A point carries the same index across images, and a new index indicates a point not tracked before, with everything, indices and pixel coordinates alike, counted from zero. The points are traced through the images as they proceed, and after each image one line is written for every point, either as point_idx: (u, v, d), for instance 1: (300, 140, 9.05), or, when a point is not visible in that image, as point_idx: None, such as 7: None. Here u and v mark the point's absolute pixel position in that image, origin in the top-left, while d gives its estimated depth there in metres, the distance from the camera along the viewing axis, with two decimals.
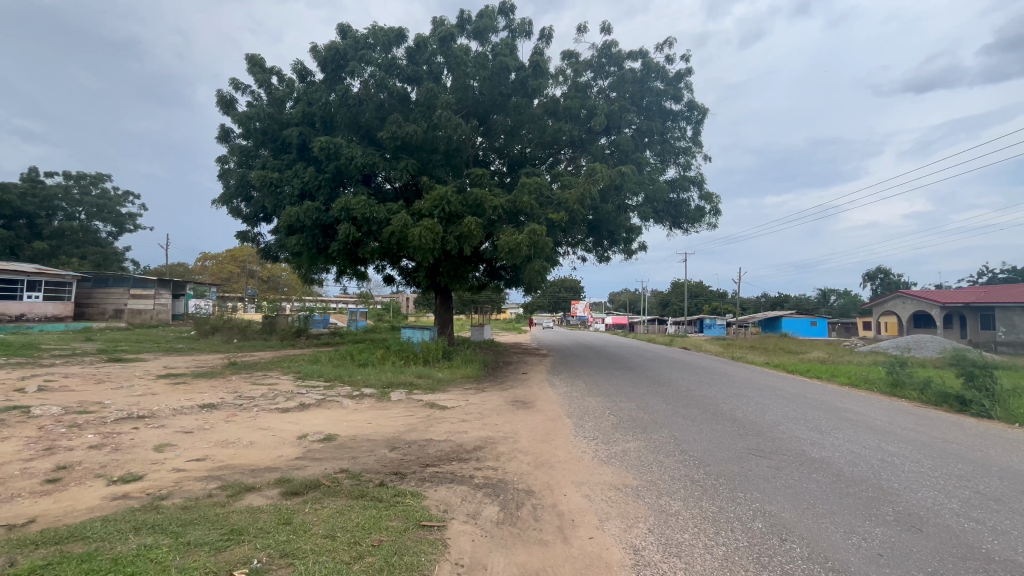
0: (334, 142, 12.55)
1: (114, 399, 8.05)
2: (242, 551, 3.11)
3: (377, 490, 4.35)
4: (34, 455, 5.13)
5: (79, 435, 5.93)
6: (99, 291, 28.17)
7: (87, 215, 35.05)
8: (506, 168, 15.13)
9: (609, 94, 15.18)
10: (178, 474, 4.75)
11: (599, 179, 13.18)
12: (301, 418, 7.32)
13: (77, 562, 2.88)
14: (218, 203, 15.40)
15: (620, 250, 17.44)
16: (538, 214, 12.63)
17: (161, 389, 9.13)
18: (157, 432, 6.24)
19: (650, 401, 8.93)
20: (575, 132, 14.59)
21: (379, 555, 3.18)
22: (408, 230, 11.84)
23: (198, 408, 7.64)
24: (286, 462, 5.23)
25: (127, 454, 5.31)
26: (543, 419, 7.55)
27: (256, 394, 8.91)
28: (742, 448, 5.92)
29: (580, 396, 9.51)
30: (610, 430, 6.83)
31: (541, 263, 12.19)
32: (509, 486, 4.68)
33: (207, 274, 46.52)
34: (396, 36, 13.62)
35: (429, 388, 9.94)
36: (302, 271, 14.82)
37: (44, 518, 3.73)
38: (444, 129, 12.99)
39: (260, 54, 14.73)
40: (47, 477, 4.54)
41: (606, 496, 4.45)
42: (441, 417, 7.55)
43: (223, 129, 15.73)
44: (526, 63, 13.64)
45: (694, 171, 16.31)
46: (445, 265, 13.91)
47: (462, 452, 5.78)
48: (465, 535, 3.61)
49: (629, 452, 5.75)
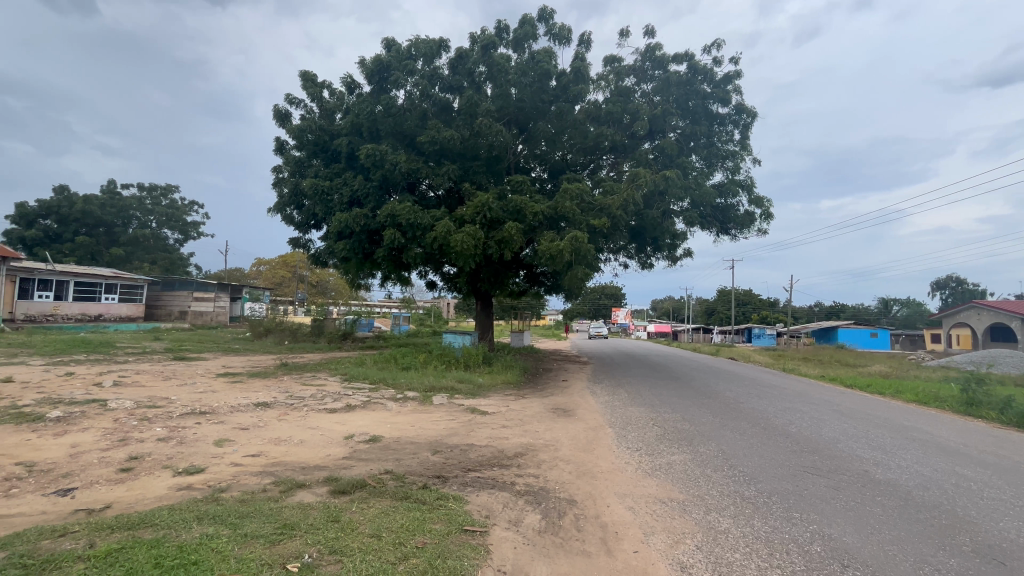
0: (380, 150, 12.94)
1: (179, 395, 8.62)
2: (295, 546, 3.24)
3: (420, 493, 4.42)
4: (111, 445, 5.55)
5: (149, 428, 6.37)
6: (167, 294, 30.35)
7: (157, 223, 37.87)
8: (547, 175, 15.16)
9: (653, 98, 14.93)
10: (236, 469, 5.01)
11: (642, 184, 13.00)
12: (348, 418, 7.56)
13: (147, 547, 3.08)
14: (273, 212, 16.27)
15: (664, 256, 17.00)
16: (580, 220, 12.47)
17: (220, 387, 9.69)
18: (216, 427, 6.62)
19: (696, 413, 8.61)
20: (619, 138, 14.43)
21: (424, 558, 3.23)
22: (450, 236, 12.03)
23: (254, 406, 8.04)
24: (334, 461, 5.41)
25: (191, 447, 5.65)
26: (584, 427, 7.45)
27: (307, 394, 9.28)
28: (796, 465, 5.63)
29: (622, 405, 9.32)
30: (655, 441, 6.65)
31: (582, 269, 12.08)
32: (551, 495, 4.63)
33: (262, 279, 49.32)
34: (437, 47, 13.92)
35: (470, 394, 10.02)
36: (349, 277, 15.39)
37: (119, 505, 4.03)
38: (486, 137, 13.16)
39: (312, 69, 15.47)
40: (122, 466, 4.91)
41: (651, 509, 4.33)
42: (482, 422, 7.58)
43: (278, 142, 16.60)
44: (567, 69, 13.70)
45: (743, 175, 15.72)
46: (486, 271, 14.12)
47: (503, 458, 5.79)
48: (507, 542, 3.61)
49: (674, 465, 5.57)
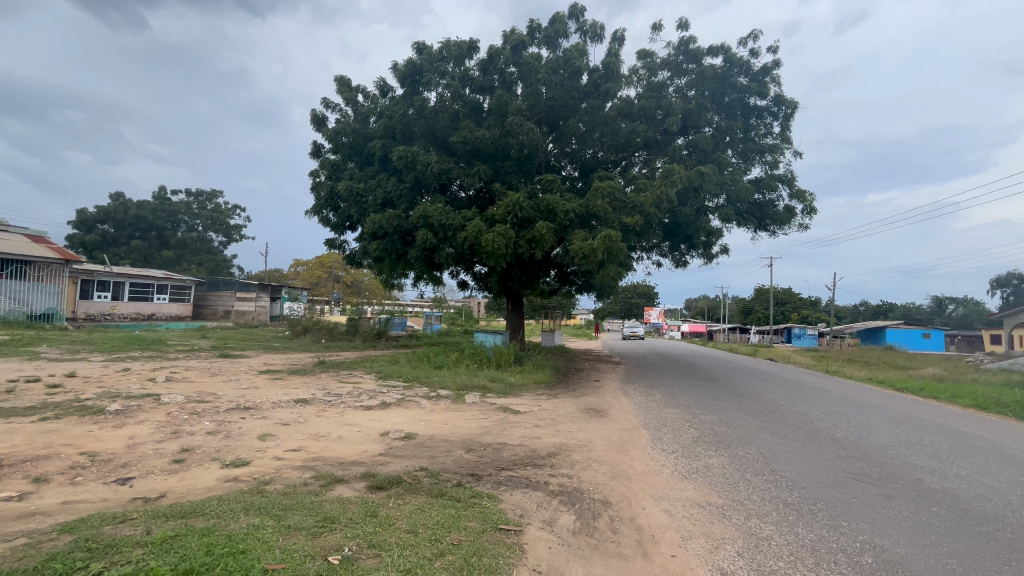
0: (413, 152, 13.13)
1: (225, 391, 9.02)
2: (335, 539, 3.34)
3: (455, 490, 4.47)
4: (164, 438, 5.87)
5: (198, 422, 6.70)
6: (212, 294, 31.79)
7: (203, 227, 39.73)
8: (578, 173, 15.04)
9: (687, 93, 14.59)
10: (279, 463, 5.20)
11: (675, 181, 12.73)
12: (384, 415, 7.73)
13: (198, 536, 3.23)
14: (310, 214, 16.79)
15: (699, 253, 16.58)
16: (611, 218, 12.33)
17: (263, 384, 10.09)
18: (260, 422, 6.89)
19: (734, 415, 8.35)
20: (651, 134, 14.16)
21: (459, 555, 3.27)
22: (482, 236, 12.11)
23: (294, 402, 8.33)
24: (370, 457, 5.54)
25: (237, 441, 5.91)
26: (618, 428, 7.36)
27: (344, 391, 9.54)
28: (843, 472, 5.39)
29: (657, 406, 9.14)
30: (691, 444, 6.50)
31: (615, 268, 11.92)
32: (585, 496, 4.59)
33: (300, 279, 50.99)
34: (468, 48, 14.03)
35: (502, 393, 10.07)
36: (383, 277, 15.70)
37: (172, 494, 4.24)
38: (517, 136, 13.19)
39: (347, 74, 15.87)
40: (174, 458, 5.17)
41: (688, 513, 4.23)
42: (514, 422, 7.59)
43: (315, 146, 17.12)
44: (598, 65, 13.57)
45: (783, 170, 15.16)
46: (517, 270, 14.14)
47: (536, 457, 5.78)
48: (542, 542, 3.60)
49: (712, 469, 5.42)
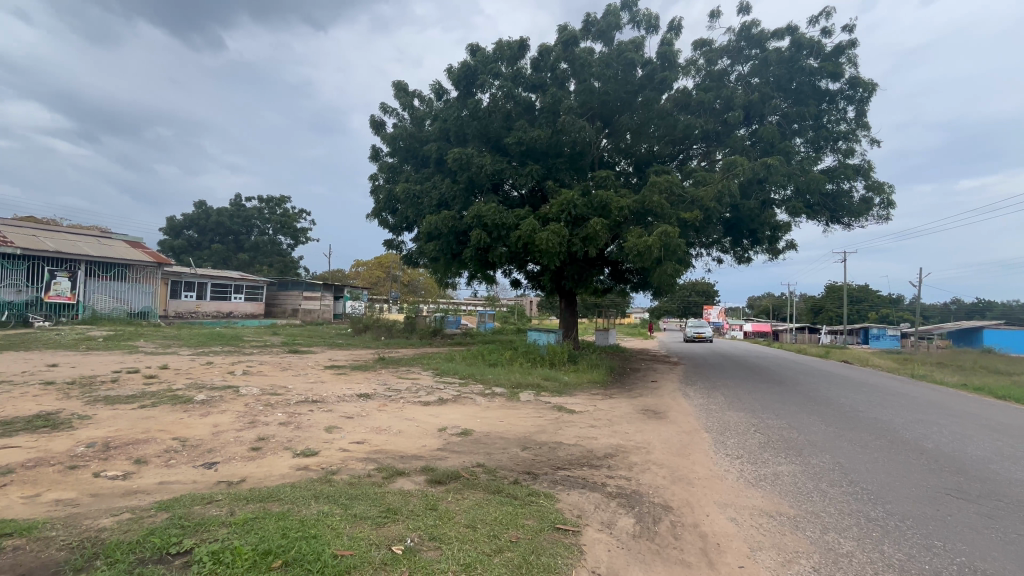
0: (467, 153, 13.34)
1: (295, 384, 9.61)
2: (398, 529, 3.45)
3: (512, 488, 4.50)
4: (243, 427, 6.34)
5: (272, 413, 7.18)
6: (282, 294, 33.96)
7: (274, 230, 42.21)
8: (633, 169, 14.69)
9: (751, 80, 13.85)
10: (344, 454, 5.47)
11: (738, 174, 12.12)
12: (441, 411, 7.92)
13: (275, 519, 3.46)
14: (370, 216, 17.48)
15: (763, 249, 15.69)
16: (669, 214, 11.97)
17: (328, 378, 10.66)
18: (326, 415, 7.28)
19: (805, 421, 7.83)
20: (710, 126, 13.55)
21: (518, 552, 3.28)
22: (535, 234, 12.10)
23: (357, 396, 8.72)
24: (430, 452, 5.70)
25: (306, 432, 6.27)
26: (678, 431, 7.11)
27: (403, 387, 9.87)
28: (934, 487, 4.91)
29: (718, 409, 8.75)
30: (758, 449, 6.16)
31: (673, 265, 11.52)
32: (645, 499, 4.48)
33: (361, 279, 53.37)
34: (521, 47, 14.04)
35: (556, 391, 10.03)
36: (439, 276, 16.09)
37: (251, 479, 4.58)
38: (569, 133, 13.08)
39: (404, 79, 16.38)
40: (252, 445, 5.57)
41: (757, 522, 4.02)
42: (570, 421, 7.54)
43: (374, 150, 17.82)
44: (653, 57, 13.20)
45: (859, 158, 14.02)
46: (571, 268, 14.03)
47: (593, 458, 5.71)
48: (601, 544, 3.55)
49: (781, 477, 5.11)
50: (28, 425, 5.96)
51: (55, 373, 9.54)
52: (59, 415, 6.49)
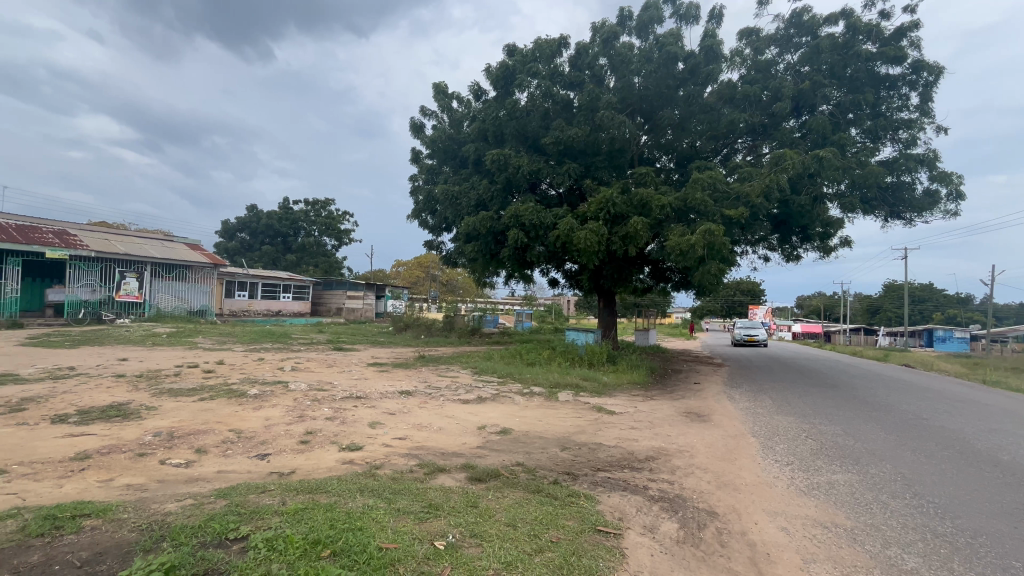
0: (504, 154, 13.39)
1: (340, 381, 9.95)
2: (441, 525, 3.51)
3: (551, 488, 4.49)
4: (292, 420, 6.63)
5: (319, 408, 7.47)
6: (327, 293, 35.23)
7: (319, 232, 43.68)
8: (674, 165, 14.35)
9: (801, 69, 13.23)
10: (387, 449, 5.61)
11: (787, 168, 11.57)
12: (480, 409, 8.00)
13: (324, 510, 3.59)
14: (410, 217, 17.84)
15: (814, 246, 14.93)
16: (713, 212, 11.59)
17: (371, 375, 10.98)
18: (370, 411, 7.50)
19: (862, 428, 7.39)
20: (757, 119, 13.01)
21: (559, 552, 3.27)
22: (573, 233, 11.99)
23: (399, 393, 8.94)
24: (470, 449, 5.77)
25: (351, 427, 6.49)
26: (722, 434, 6.88)
27: (442, 384, 10.04)
28: (1012, 502, 4.53)
29: (766, 413, 8.40)
30: (810, 456, 5.88)
31: (717, 265, 11.15)
32: (689, 504, 4.35)
33: (401, 279, 54.62)
34: (559, 45, 13.94)
35: (595, 392, 9.93)
36: (477, 276, 16.23)
37: (300, 471, 4.77)
38: (608, 130, 12.89)
39: (443, 81, 16.63)
40: (301, 439, 5.81)
41: (810, 533, 3.83)
42: (610, 422, 7.43)
43: (414, 152, 18.19)
44: (696, 49, 12.82)
45: (923, 147, 13.10)
46: (610, 267, 13.84)
47: (634, 460, 5.61)
48: (643, 548, 3.48)
49: (837, 486, 4.84)
50: (103, 414, 6.45)
51: (125, 366, 10.29)
52: (129, 405, 6.99)
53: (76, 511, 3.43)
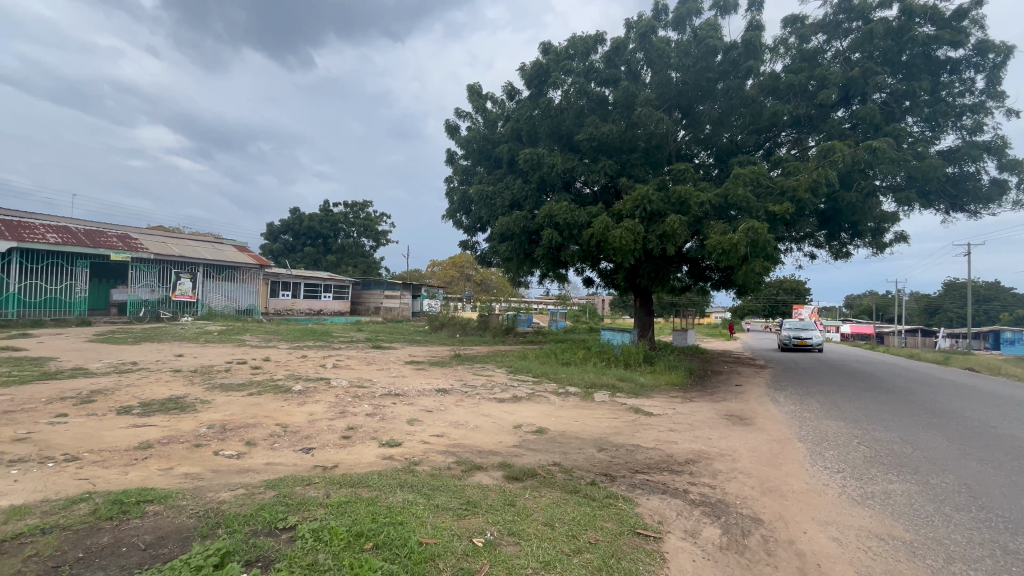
0: (538, 153, 13.36)
1: (379, 378, 10.21)
2: (478, 523, 3.54)
3: (589, 489, 4.45)
4: (334, 416, 6.85)
5: (360, 404, 7.69)
6: (366, 292, 36.19)
7: (357, 233, 45.00)
8: (713, 160, 13.94)
9: (850, 57, 12.57)
10: (425, 446, 5.71)
11: (836, 161, 11.02)
12: (515, 408, 8.03)
13: (366, 504, 3.69)
14: (445, 218, 18.07)
15: (866, 242, 14.17)
16: (755, 208, 11.19)
17: (409, 373, 11.20)
18: (408, 408, 7.66)
19: (922, 435, 6.95)
20: (803, 110, 12.45)
21: (597, 554, 3.24)
22: (608, 232, 11.84)
23: (436, 391, 9.09)
24: (506, 448, 5.79)
25: (390, 423, 6.65)
26: (766, 439, 6.63)
27: (478, 383, 10.14)
28: None
29: (814, 418, 8.03)
30: (863, 463, 5.58)
31: (761, 263, 10.75)
32: (732, 510, 4.22)
33: (436, 279, 55.43)
34: (594, 41, 13.78)
35: (632, 392, 9.79)
36: (511, 275, 16.28)
37: (343, 465, 4.93)
38: (644, 127, 12.64)
39: (477, 83, 16.76)
40: (343, 434, 6.00)
41: (865, 544, 3.65)
42: (647, 424, 7.30)
43: (449, 154, 18.42)
44: (737, 41, 12.40)
45: (989, 134, 12.20)
46: (646, 266, 13.59)
47: (673, 463, 5.49)
48: (685, 553, 3.40)
49: (894, 496, 4.57)
50: (162, 406, 6.87)
51: (181, 362, 10.91)
52: (185, 399, 7.41)
53: (141, 497, 3.67)
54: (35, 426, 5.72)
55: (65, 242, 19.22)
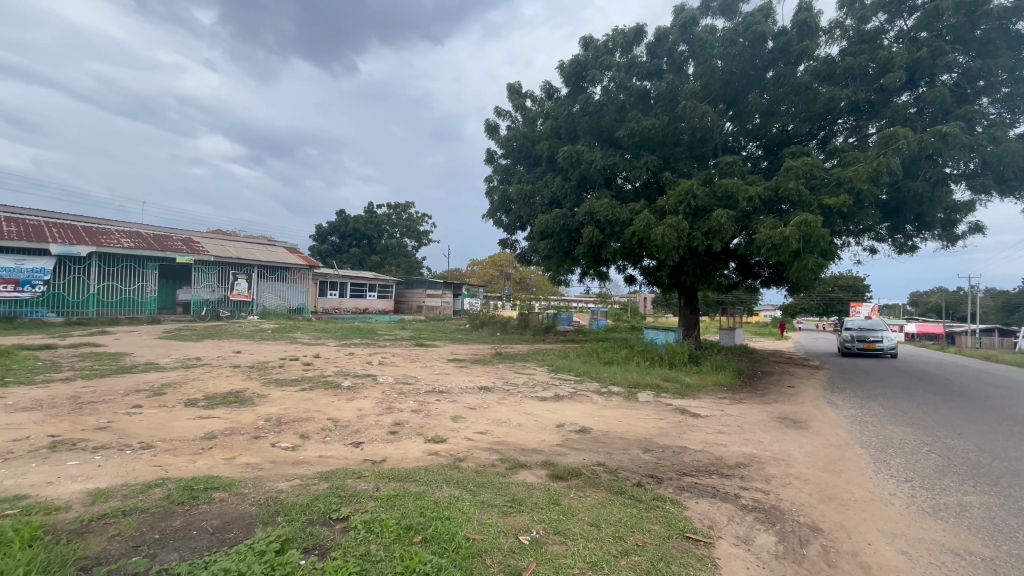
0: (578, 150, 13.25)
1: (423, 375, 10.43)
2: (524, 520, 3.56)
3: (635, 490, 4.37)
4: (382, 412, 7.06)
5: (405, 400, 7.88)
6: (408, 291, 37.03)
7: (400, 234, 46.37)
8: (762, 152, 13.36)
9: (916, 36, 11.71)
10: (470, 443, 5.78)
11: (899, 149, 10.28)
12: (558, 407, 8.00)
13: (414, 498, 3.79)
14: (486, 217, 18.23)
15: (935, 235, 13.17)
16: (809, 201, 10.64)
17: (451, 370, 11.38)
18: (452, 405, 7.78)
19: (1003, 444, 6.37)
20: (862, 95, 11.71)
21: (646, 557, 3.18)
22: (651, 229, 11.58)
23: (478, 389, 9.18)
24: (549, 447, 5.78)
25: (435, 420, 6.78)
26: (824, 444, 6.29)
27: (520, 381, 10.17)
28: None
29: (877, 423, 7.54)
30: (935, 473, 5.19)
31: (815, 259, 10.21)
32: (788, 517, 4.04)
33: (477, 278, 55.98)
34: (635, 34, 13.49)
35: (678, 393, 9.53)
36: (551, 273, 16.22)
37: (391, 460, 5.07)
38: (688, 120, 12.26)
39: (517, 81, 16.78)
40: (390, 429, 6.17)
41: (937, 559, 3.40)
42: (694, 425, 7.09)
43: (489, 154, 18.57)
44: (788, 25, 11.87)
45: None
46: (691, 263, 13.19)
47: (722, 466, 5.31)
48: (738, 560, 3.28)
49: (971, 509, 4.23)
50: (224, 399, 7.30)
51: (239, 358, 11.55)
52: (244, 393, 7.84)
53: (208, 484, 3.91)
54: (114, 415, 6.22)
55: (137, 246, 20.76)
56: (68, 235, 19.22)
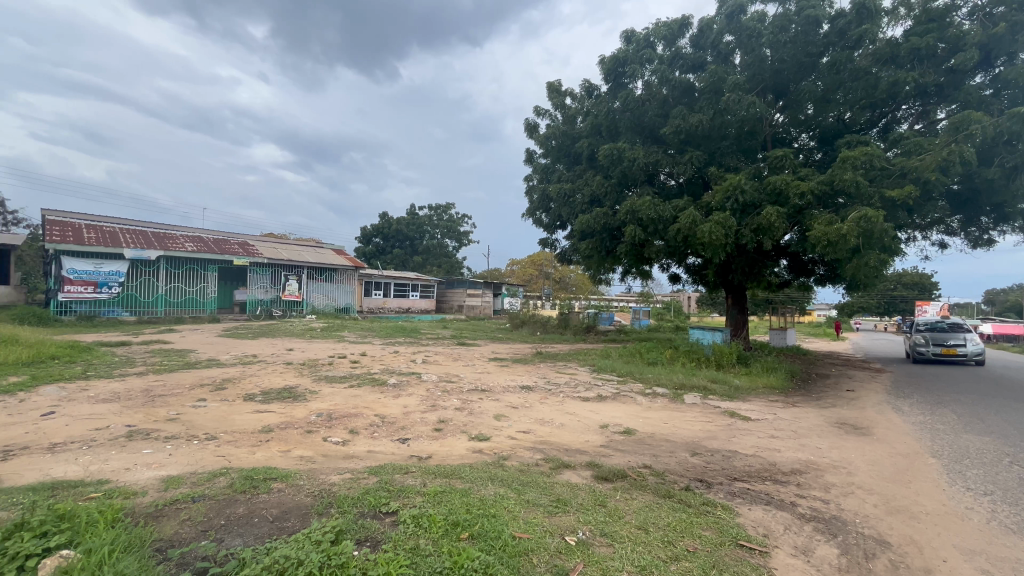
0: (619, 147, 13.00)
1: (465, 374, 10.56)
2: (570, 521, 3.53)
3: (684, 494, 4.25)
4: (427, 409, 7.21)
5: (449, 398, 8.00)
6: (449, 291, 37.58)
7: (441, 234, 47.17)
8: (817, 143, 12.67)
9: (992, 12, 10.77)
10: (513, 442, 5.80)
11: (973, 135, 9.49)
12: (601, 408, 7.90)
13: (460, 495, 3.84)
14: (526, 216, 18.22)
15: (1015, 228, 12.08)
16: (869, 194, 10.02)
17: (493, 369, 11.46)
18: (494, 403, 7.84)
19: None
20: (931, 78, 10.89)
21: (697, 563, 3.09)
22: (696, 226, 11.21)
23: (520, 388, 9.20)
24: (593, 448, 5.71)
25: (479, 418, 6.84)
26: (889, 452, 5.88)
27: (562, 381, 10.11)
28: None
29: (950, 431, 6.97)
30: (1018, 487, 4.75)
31: (876, 255, 9.60)
32: (850, 528, 3.82)
33: (516, 277, 56.07)
34: (679, 26, 13.10)
35: (727, 395, 9.20)
36: (592, 272, 16.02)
37: (436, 456, 5.16)
38: (735, 113, 11.76)
39: (556, 80, 16.66)
40: (435, 427, 6.28)
41: None
42: (745, 429, 6.82)
43: (528, 153, 18.56)
44: (846, 8, 11.22)
45: None
46: (739, 262, 12.69)
47: (777, 472, 5.07)
48: (796, 572, 3.13)
49: None
50: (279, 395, 7.66)
51: (292, 355, 12.11)
52: (297, 389, 8.21)
53: (267, 475, 4.11)
54: (182, 408, 6.66)
55: (200, 249, 22.14)
56: (139, 240, 20.76)
